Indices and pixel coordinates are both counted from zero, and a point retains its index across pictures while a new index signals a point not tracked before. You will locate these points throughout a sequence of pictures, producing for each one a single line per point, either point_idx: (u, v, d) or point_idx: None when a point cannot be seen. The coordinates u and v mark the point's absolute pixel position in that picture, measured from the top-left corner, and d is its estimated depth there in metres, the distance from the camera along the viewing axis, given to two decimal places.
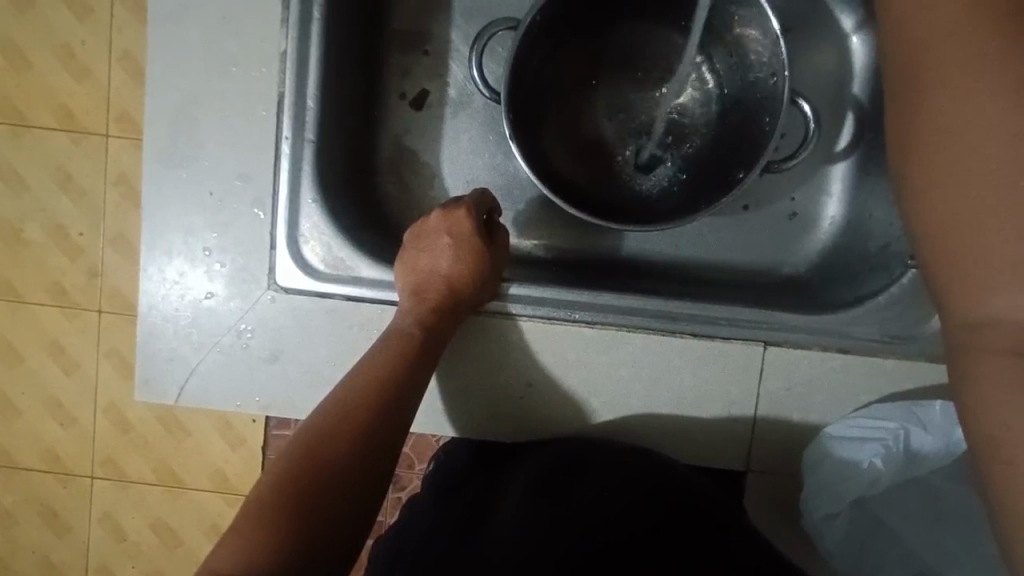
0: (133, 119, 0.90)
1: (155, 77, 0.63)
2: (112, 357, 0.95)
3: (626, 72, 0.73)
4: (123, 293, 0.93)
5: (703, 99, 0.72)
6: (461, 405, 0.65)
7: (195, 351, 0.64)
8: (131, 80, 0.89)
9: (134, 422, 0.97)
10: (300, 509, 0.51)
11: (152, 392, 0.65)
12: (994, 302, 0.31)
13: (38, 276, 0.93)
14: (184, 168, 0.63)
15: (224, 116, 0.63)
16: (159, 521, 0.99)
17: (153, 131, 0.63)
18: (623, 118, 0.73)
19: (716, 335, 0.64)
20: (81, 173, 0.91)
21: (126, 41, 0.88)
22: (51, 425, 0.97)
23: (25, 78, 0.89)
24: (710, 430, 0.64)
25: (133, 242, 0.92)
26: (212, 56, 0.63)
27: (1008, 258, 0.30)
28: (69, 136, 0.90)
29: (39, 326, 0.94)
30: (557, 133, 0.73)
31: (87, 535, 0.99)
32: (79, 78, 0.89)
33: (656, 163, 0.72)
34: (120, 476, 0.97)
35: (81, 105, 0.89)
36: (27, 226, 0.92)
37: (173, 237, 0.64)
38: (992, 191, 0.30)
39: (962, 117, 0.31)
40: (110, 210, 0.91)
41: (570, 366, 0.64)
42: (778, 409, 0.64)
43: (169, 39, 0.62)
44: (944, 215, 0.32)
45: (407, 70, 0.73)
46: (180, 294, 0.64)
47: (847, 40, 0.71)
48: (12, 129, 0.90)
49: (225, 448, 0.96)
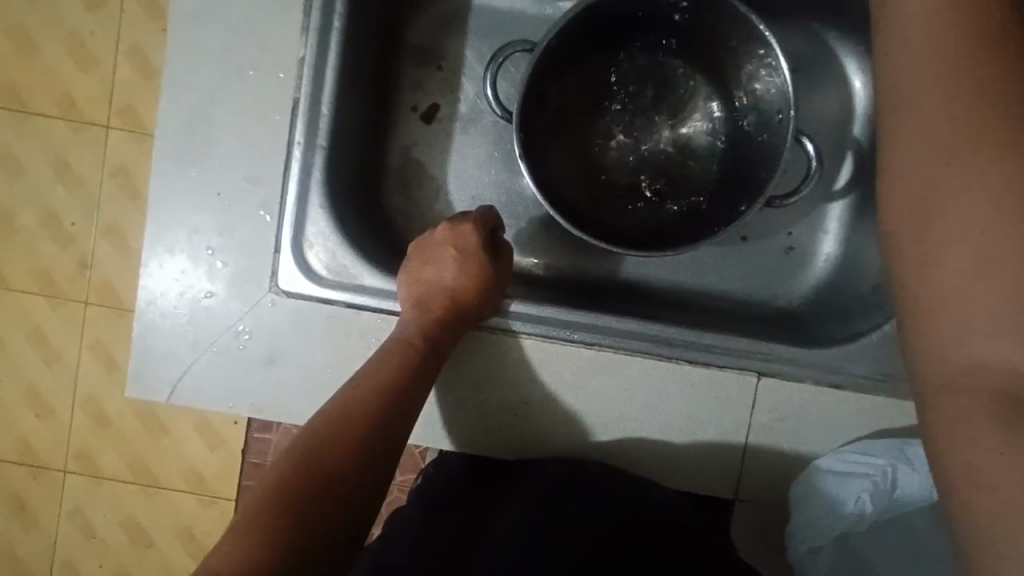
0: (136, 112, 0.90)
1: (172, 75, 0.63)
2: (96, 350, 0.94)
3: (633, 98, 0.74)
4: (113, 286, 0.92)
5: (708, 131, 0.73)
6: (457, 418, 0.65)
7: (191, 350, 0.64)
8: (138, 75, 0.90)
9: (113, 417, 0.95)
10: (296, 515, 0.50)
11: (144, 389, 0.64)
12: (969, 342, 0.37)
13: (26, 263, 0.92)
14: (193, 167, 0.63)
15: (238, 118, 0.63)
16: (130, 518, 0.97)
17: (164, 128, 0.63)
18: (628, 145, 0.74)
19: (712, 362, 0.64)
20: (80, 163, 0.90)
21: (137, 34, 0.89)
22: (27, 416, 0.95)
23: (31, 67, 0.89)
24: (701, 456, 0.65)
25: (126, 235, 0.91)
26: (231, 58, 0.63)
27: (990, 314, 0.37)
28: (69, 126, 0.90)
29: (25, 313, 0.93)
30: (563, 154, 0.74)
31: (55, 531, 0.97)
32: (85, 68, 0.89)
33: (658, 192, 0.74)
34: (95, 472, 0.96)
35: (85, 95, 0.90)
36: (20, 212, 0.91)
37: (177, 234, 0.64)
38: (982, 254, 0.37)
39: (960, 206, 0.38)
40: (106, 201, 0.91)
41: (566, 385, 0.65)
42: (769, 440, 0.65)
43: (189, 40, 0.63)
44: (972, 276, 0.37)
45: (420, 84, 0.74)
46: (181, 292, 0.64)
47: (852, 82, 0.73)
48: (11, 114, 0.89)
49: (203, 449, 0.95)
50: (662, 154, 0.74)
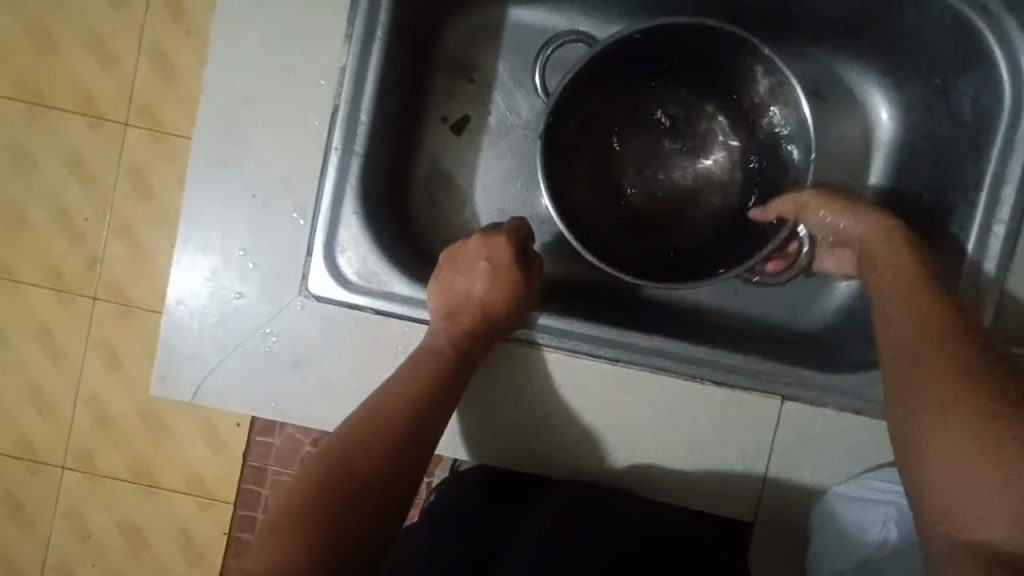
0: (154, 112, 0.93)
1: (213, 77, 0.63)
2: (101, 348, 0.95)
3: (655, 130, 0.75)
4: (121, 284, 0.94)
5: (727, 162, 0.74)
6: (480, 430, 0.65)
7: (218, 351, 0.64)
8: (157, 75, 0.92)
9: (115, 417, 0.96)
10: (327, 523, 0.51)
11: (168, 389, 0.64)
12: (981, 531, 0.48)
13: (37, 259, 0.94)
14: (229, 168, 0.64)
15: (276, 122, 0.64)
16: (127, 521, 0.98)
17: (202, 129, 0.64)
18: (646, 175, 0.76)
19: (737, 383, 0.65)
20: (95, 160, 0.93)
21: (157, 36, 0.92)
22: (29, 413, 0.96)
23: (56, 65, 0.92)
24: (723, 477, 0.65)
25: (138, 232, 0.94)
26: (272, 62, 0.64)
27: (987, 490, 0.48)
28: (85, 121, 0.93)
29: (33, 308, 0.95)
30: (586, 184, 0.76)
31: (51, 529, 0.98)
32: (105, 66, 0.92)
33: (678, 222, 0.75)
34: (93, 470, 0.97)
35: (104, 93, 0.93)
36: (29, 206, 0.93)
37: (210, 235, 0.64)
38: (985, 463, 0.49)
39: (944, 436, 0.51)
40: (120, 197, 0.93)
41: (591, 400, 0.65)
42: (790, 463, 0.65)
43: (232, 43, 0.64)
44: (965, 499, 0.49)
45: (451, 95, 0.75)
46: (211, 292, 0.64)
47: (877, 111, 0.75)
48: (31, 109, 0.93)
49: (205, 453, 0.97)
50: (677, 185, 0.75)
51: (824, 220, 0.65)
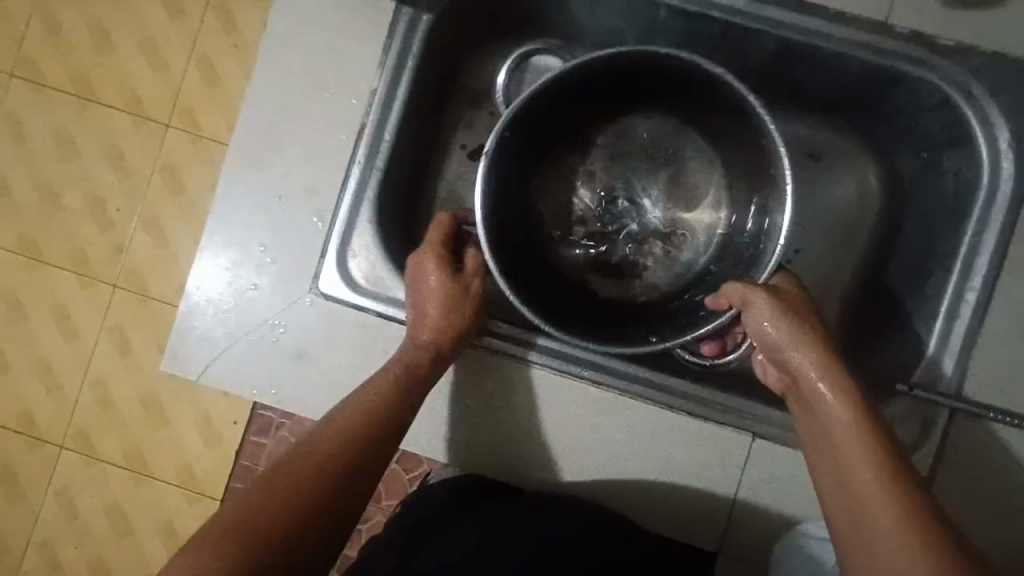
0: (195, 114, 1.00)
1: (255, 88, 0.70)
2: (113, 333, 1.01)
3: (646, 181, 0.81)
4: (141, 273, 1.00)
5: (713, 223, 0.78)
6: (463, 435, 0.69)
7: (228, 336, 0.69)
8: (203, 81, 1.00)
9: (117, 401, 1.01)
10: (267, 526, 0.52)
11: (178, 366, 0.69)
12: None
13: (65, 243, 1.01)
14: (260, 171, 0.70)
15: (306, 133, 0.70)
16: (114, 505, 1.01)
17: (240, 134, 0.70)
18: (619, 215, 0.80)
19: (710, 417, 0.68)
20: (134, 154, 1.00)
21: (206, 45, 0.99)
22: (37, 390, 1.02)
23: (112, 64, 1.00)
24: (691, 505, 0.67)
25: (163, 225, 1.00)
26: (310, 79, 0.70)
27: None
28: (131, 118, 1.00)
29: (54, 289, 1.01)
30: (563, 223, 0.81)
31: (40, 507, 1.02)
32: (155, 68, 1.00)
33: (648, 267, 0.79)
34: (89, 452, 1.01)
35: (150, 93, 1.00)
36: (66, 192, 1.01)
37: (235, 229, 0.69)
38: None
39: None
40: (152, 190, 1.00)
41: (570, 419, 0.68)
42: (757, 499, 0.67)
43: (276, 59, 0.70)
44: None
45: (471, 124, 0.81)
46: (229, 281, 0.69)
47: (871, 176, 0.80)
48: (82, 103, 1.01)
49: (200, 446, 1.00)
50: (657, 218, 0.80)
51: (759, 316, 0.61)
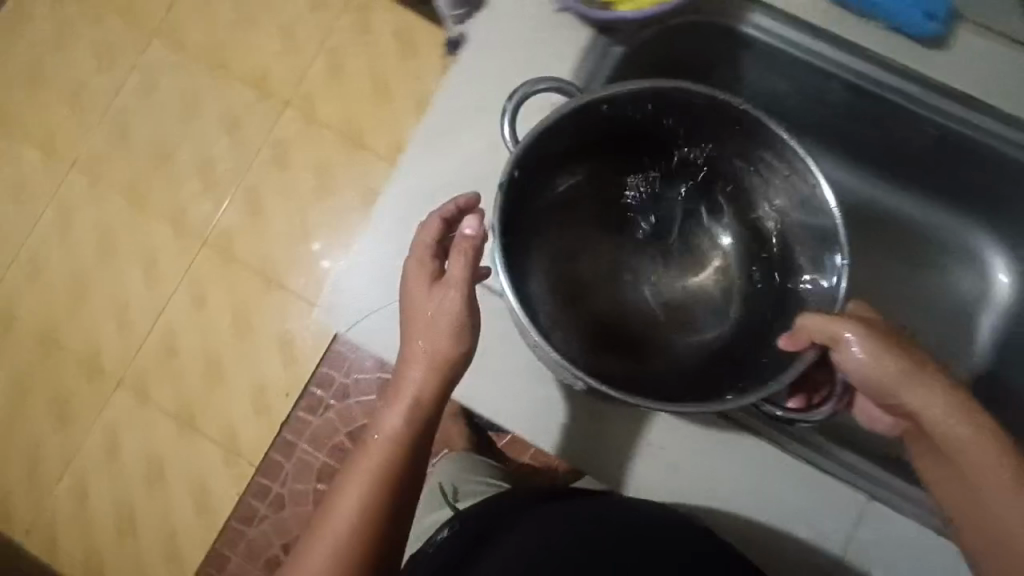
0: (310, 101, 1.20)
1: (453, 81, 0.75)
2: (191, 286, 1.17)
3: (630, 227, 0.84)
4: (233, 237, 1.18)
5: (727, 270, 0.83)
6: (597, 441, 0.73)
7: (384, 295, 0.74)
8: (326, 71, 1.20)
9: (180, 351, 1.16)
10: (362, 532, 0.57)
11: (330, 315, 0.74)
12: None
13: (167, 197, 1.19)
14: (442, 157, 0.75)
15: (490, 132, 0.75)
16: (154, 452, 1.15)
17: (431, 119, 0.75)
18: (629, 277, 0.84)
19: (831, 471, 0.72)
20: (247, 122, 1.20)
21: (335, 42, 1.20)
22: (109, 326, 1.17)
23: (248, 46, 1.21)
24: (797, 549, 0.72)
25: (261, 199, 1.18)
26: (504, 85, 0.75)
27: None
28: (256, 91, 1.20)
29: (149, 235, 1.19)
30: (571, 283, 0.82)
31: (86, 438, 1.15)
32: (286, 52, 1.21)
33: (661, 328, 0.82)
34: (143, 394, 1.16)
35: (279, 75, 1.20)
36: (179, 148, 1.19)
37: (410, 202, 0.75)
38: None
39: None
40: (259, 156, 1.19)
41: (700, 446, 0.73)
42: (863, 557, 0.71)
43: (477, 60, 0.75)
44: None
45: None
46: (394, 246, 0.75)
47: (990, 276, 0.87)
48: (213, 68, 1.21)
49: (248, 411, 1.15)
50: (666, 275, 0.84)
51: (855, 355, 0.62)
